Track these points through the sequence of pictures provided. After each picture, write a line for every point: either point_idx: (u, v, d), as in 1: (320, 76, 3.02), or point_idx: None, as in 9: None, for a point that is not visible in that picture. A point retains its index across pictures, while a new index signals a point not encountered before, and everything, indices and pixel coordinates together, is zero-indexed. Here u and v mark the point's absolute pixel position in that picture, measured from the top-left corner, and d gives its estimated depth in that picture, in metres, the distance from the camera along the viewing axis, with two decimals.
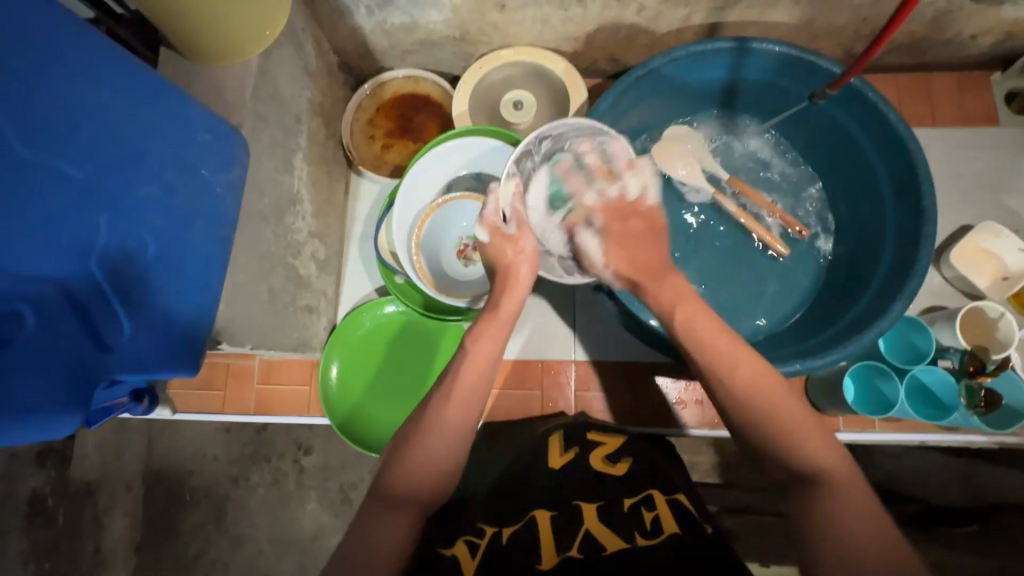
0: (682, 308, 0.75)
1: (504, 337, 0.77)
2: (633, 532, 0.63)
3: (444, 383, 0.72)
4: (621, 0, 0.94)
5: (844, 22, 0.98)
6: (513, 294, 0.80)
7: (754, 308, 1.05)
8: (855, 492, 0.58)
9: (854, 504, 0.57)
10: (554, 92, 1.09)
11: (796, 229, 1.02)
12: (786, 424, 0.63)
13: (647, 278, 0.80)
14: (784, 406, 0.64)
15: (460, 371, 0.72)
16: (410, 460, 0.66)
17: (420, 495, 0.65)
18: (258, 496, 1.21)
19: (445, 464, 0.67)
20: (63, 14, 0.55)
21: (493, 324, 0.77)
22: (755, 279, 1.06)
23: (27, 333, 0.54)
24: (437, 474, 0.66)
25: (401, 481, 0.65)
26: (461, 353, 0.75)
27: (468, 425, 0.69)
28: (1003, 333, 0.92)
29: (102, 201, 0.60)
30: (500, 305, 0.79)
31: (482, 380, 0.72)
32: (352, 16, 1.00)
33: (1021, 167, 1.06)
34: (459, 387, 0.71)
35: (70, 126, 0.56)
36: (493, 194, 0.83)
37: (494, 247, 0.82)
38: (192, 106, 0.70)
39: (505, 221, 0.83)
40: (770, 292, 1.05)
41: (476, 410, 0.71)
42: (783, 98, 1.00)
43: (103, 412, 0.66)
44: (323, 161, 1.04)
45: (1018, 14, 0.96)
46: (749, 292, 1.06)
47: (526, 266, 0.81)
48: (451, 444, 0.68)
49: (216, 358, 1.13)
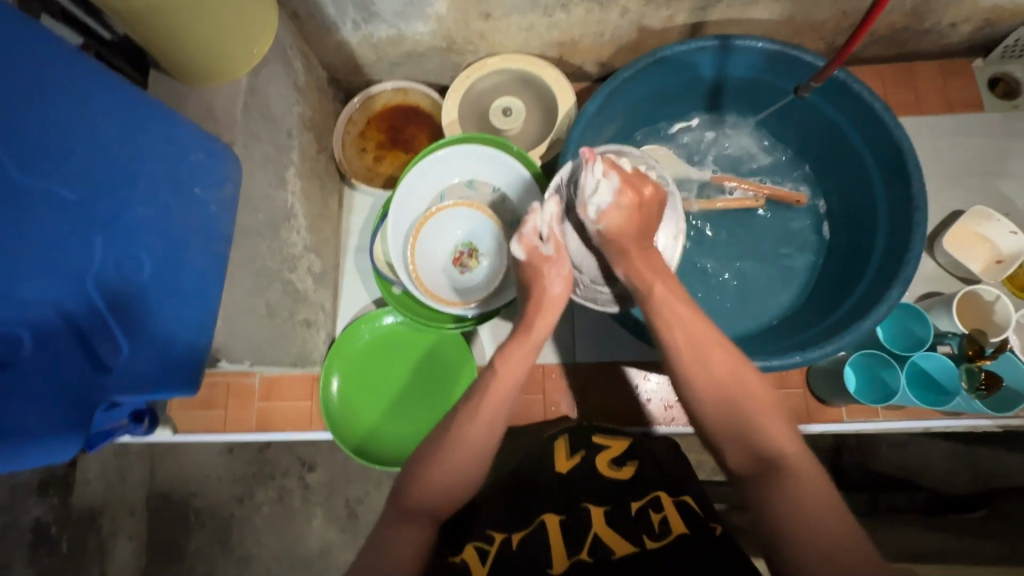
0: (662, 282, 0.75)
1: (533, 355, 0.77)
2: (641, 535, 0.63)
3: (473, 400, 0.71)
4: (603, 4, 0.95)
5: (825, 16, 1.00)
6: (547, 315, 0.80)
7: (751, 303, 1.05)
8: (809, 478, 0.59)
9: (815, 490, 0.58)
10: (543, 97, 1.10)
11: (791, 199, 1.05)
12: (754, 415, 0.64)
13: (636, 246, 0.79)
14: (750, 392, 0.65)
15: (488, 390, 0.71)
16: (424, 474, 0.66)
17: (436, 506, 0.65)
18: (263, 515, 1.20)
19: (464, 478, 0.67)
20: (51, 41, 0.56)
21: (523, 344, 0.77)
22: (751, 272, 1.06)
23: (27, 357, 0.54)
24: (454, 487, 0.66)
25: (414, 494, 0.65)
26: (489, 371, 0.74)
27: (491, 445, 0.69)
28: (1000, 316, 0.92)
29: (98, 222, 0.60)
30: (533, 328, 0.79)
31: (506, 397, 0.72)
32: (339, 31, 1.01)
33: (1007, 152, 1.07)
34: (486, 405, 0.70)
35: (64, 149, 0.57)
36: (532, 214, 0.82)
37: (532, 266, 0.82)
38: (185, 126, 0.70)
39: (542, 242, 0.82)
40: (768, 288, 1.05)
41: (500, 426, 0.70)
42: (768, 93, 1.01)
43: (101, 436, 0.68)
44: (316, 175, 1.05)
45: (996, 1, 0.97)
46: (746, 286, 1.06)
47: (561, 285, 0.81)
48: (470, 460, 0.67)
49: (216, 378, 1.13)
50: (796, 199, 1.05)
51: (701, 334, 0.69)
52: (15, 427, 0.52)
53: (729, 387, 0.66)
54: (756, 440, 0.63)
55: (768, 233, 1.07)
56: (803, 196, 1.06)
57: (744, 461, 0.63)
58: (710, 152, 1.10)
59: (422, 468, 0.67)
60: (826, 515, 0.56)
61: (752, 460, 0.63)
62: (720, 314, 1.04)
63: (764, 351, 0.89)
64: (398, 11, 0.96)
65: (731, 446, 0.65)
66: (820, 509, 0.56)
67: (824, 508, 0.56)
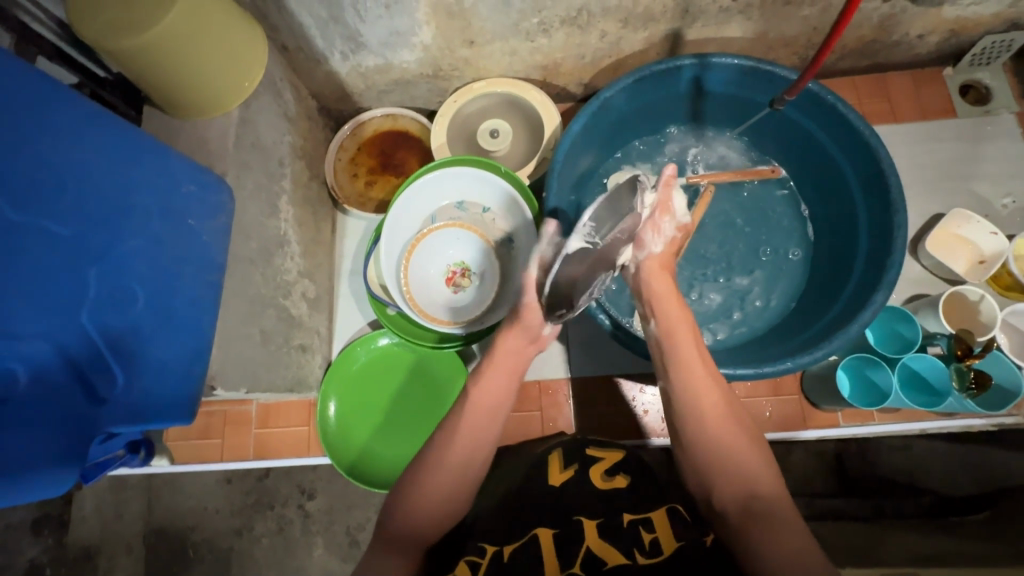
0: (681, 330, 0.72)
1: (507, 381, 0.75)
2: (633, 549, 0.64)
3: (449, 426, 0.70)
4: (583, 28, 0.98)
5: (796, 32, 1.03)
6: (507, 346, 0.77)
7: (775, 298, 1.06)
8: (787, 517, 0.58)
9: (792, 530, 0.57)
10: (528, 119, 1.13)
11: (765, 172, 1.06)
12: (728, 452, 0.64)
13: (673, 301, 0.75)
14: (729, 435, 0.65)
15: (461, 419, 0.70)
16: (405, 505, 0.67)
17: (421, 536, 0.66)
18: (263, 547, 1.18)
19: (444, 509, 0.67)
20: (46, 81, 0.58)
21: (494, 368, 0.75)
22: (775, 264, 1.08)
23: (22, 391, 0.54)
24: (434, 519, 0.67)
25: (392, 525, 0.66)
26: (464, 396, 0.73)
27: (469, 475, 0.68)
28: (986, 315, 0.95)
29: (91, 255, 0.61)
30: (495, 356, 0.76)
31: (487, 425, 0.71)
32: (328, 62, 1.03)
33: (981, 155, 1.10)
34: (461, 437, 0.69)
35: (55, 188, 0.58)
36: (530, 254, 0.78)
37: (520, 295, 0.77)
38: (178, 159, 0.72)
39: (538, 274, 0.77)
40: (758, 287, 1.07)
41: (481, 455, 0.69)
42: (745, 108, 1.04)
43: (97, 468, 0.70)
44: (308, 203, 1.07)
45: (959, 13, 1.01)
46: (765, 279, 1.08)
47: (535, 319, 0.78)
48: (450, 492, 0.67)
49: (213, 408, 1.13)
50: (769, 172, 1.06)
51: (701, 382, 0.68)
52: (10, 462, 0.53)
53: (710, 427, 0.66)
54: (727, 477, 0.63)
55: (755, 231, 1.10)
56: (777, 168, 1.07)
57: (728, 496, 0.62)
58: (698, 167, 1.12)
59: (409, 497, 0.67)
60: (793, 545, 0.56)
61: (733, 495, 0.62)
62: (717, 320, 1.06)
63: (757, 359, 0.90)
64: (384, 41, 0.99)
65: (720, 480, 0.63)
66: (797, 539, 0.56)
67: (799, 543, 0.56)
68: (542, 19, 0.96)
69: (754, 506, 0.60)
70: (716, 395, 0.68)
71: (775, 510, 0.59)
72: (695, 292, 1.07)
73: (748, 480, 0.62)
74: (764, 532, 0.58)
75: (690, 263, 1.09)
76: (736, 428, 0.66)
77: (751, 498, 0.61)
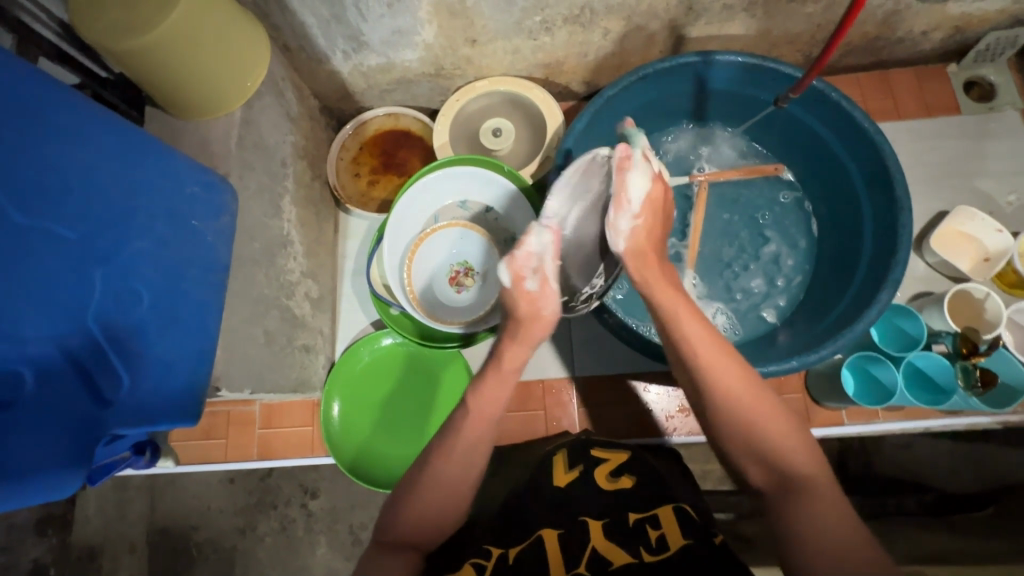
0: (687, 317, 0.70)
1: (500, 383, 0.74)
2: (638, 547, 0.63)
3: (446, 443, 0.70)
4: (586, 26, 0.98)
5: (801, 29, 1.03)
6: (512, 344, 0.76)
7: (802, 271, 1.06)
8: (827, 492, 0.59)
9: (836, 508, 0.58)
10: (531, 117, 1.13)
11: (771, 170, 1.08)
12: (754, 429, 0.64)
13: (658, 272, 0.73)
14: (758, 411, 0.64)
15: (461, 430, 0.70)
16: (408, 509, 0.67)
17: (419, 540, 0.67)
18: (267, 546, 1.18)
19: (446, 509, 0.68)
20: (49, 84, 0.57)
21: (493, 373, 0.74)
22: (779, 216, 1.09)
23: (29, 394, 0.54)
24: (435, 522, 0.68)
25: (395, 528, 0.67)
26: (460, 410, 0.73)
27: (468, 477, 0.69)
28: (991, 312, 0.94)
29: (94, 258, 0.61)
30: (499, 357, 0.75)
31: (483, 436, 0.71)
32: (330, 61, 1.03)
33: (986, 152, 1.10)
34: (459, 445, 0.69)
35: (61, 191, 0.58)
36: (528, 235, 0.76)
37: (512, 294, 0.76)
38: (182, 160, 0.72)
39: (532, 273, 0.75)
40: (788, 264, 1.07)
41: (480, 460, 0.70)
42: (748, 106, 1.04)
43: (102, 470, 0.70)
44: (310, 203, 1.06)
45: (964, 9, 1.00)
46: (784, 240, 1.08)
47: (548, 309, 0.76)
48: (450, 494, 0.68)
49: (216, 408, 1.13)
50: (774, 169, 1.08)
51: (729, 374, 0.66)
52: (19, 465, 0.53)
53: (730, 407, 0.65)
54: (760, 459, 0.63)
55: (778, 217, 1.09)
56: (780, 166, 1.08)
57: (762, 475, 0.64)
58: (703, 163, 1.12)
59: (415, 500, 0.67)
60: (833, 525, 0.57)
61: (769, 472, 0.63)
62: (744, 309, 1.06)
63: (766, 358, 0.90)
64: (387, 40, 0.98)
65: (750, 460, 0.64)
66: (834, 519, 0.57)
67: (835, 517, 0.57)
68: (545, 18, 0.95)
69: (790, 485, 0.61)
70: (745, 382, 0.66)
71: (815, 488, 0.60)
72: (738, 292, 1.07)
73: (780, 459, 0.62)
74: (802, 508, 0.59)
75: (711, 271, 1.08)
76: (759, 401, 0.65)
77: (787, 478, 0.61)
